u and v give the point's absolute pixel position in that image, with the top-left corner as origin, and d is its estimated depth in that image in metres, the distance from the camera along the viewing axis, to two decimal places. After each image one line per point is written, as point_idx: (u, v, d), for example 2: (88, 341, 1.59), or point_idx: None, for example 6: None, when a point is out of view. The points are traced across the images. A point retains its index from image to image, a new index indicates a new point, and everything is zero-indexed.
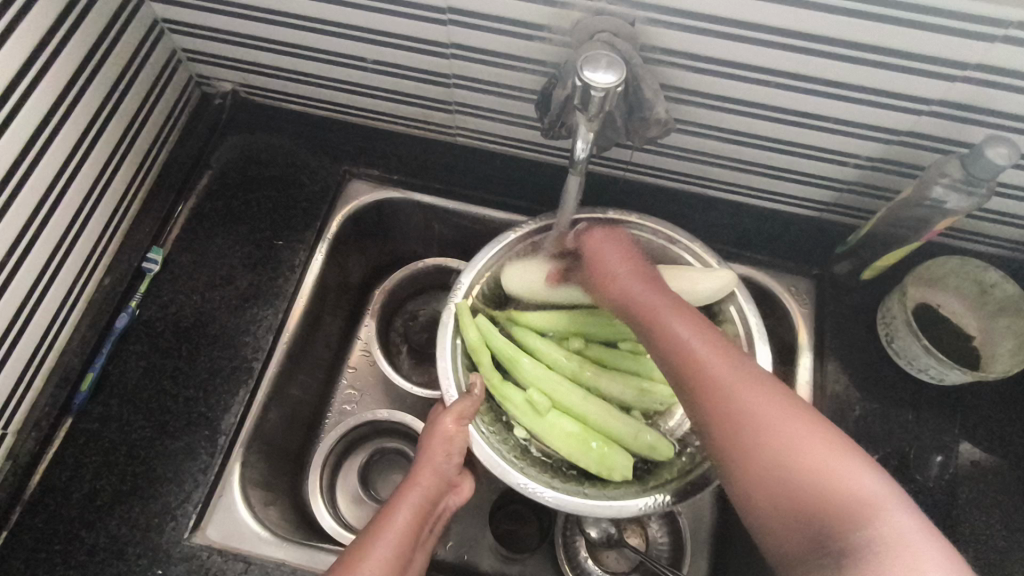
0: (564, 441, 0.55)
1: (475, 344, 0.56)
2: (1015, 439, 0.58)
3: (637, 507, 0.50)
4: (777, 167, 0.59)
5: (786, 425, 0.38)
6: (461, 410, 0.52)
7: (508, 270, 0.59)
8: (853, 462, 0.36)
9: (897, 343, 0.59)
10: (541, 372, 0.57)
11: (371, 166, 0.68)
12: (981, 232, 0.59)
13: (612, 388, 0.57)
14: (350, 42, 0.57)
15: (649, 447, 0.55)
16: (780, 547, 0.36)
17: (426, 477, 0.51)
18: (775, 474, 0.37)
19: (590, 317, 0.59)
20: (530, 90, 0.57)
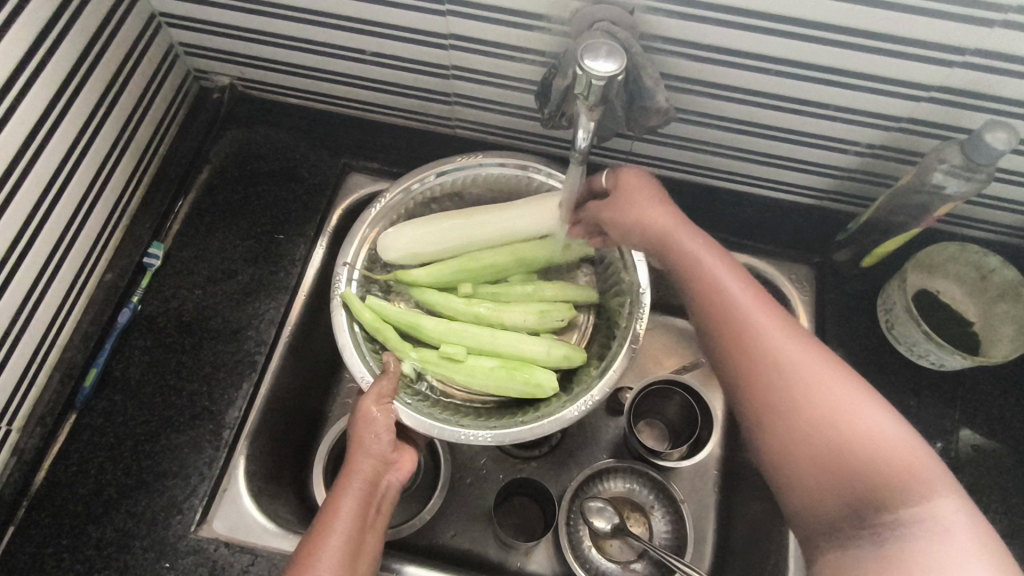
0: (489, 380, 0.56)
1: (372, 323, 0.56)
2: (1016, 423, 0.59)
3: (575, 414, 0.53)
4: (778, 156, 0.59)
5: (829, 392, 0.38)
6: (380, 390, 0.52)
7: (385, 244, 0.59)
8: (899, 433, 0.36)
9: (898, 330, 0.59)
10: (442, 324, 0.58)
11: (370, 159, 0.68)
12: (979, 219, 0.60)
13: (515, 318, 0.58)
14: (348, 34, 0.57)
15: (564, 357, 0.57)
16: (819, 521, 0.37)
17: (361, 463, 0.51)
18: (816, 444, 0.38)
19: (480, 256, 0.59)
20: (529, 81, 0.57)
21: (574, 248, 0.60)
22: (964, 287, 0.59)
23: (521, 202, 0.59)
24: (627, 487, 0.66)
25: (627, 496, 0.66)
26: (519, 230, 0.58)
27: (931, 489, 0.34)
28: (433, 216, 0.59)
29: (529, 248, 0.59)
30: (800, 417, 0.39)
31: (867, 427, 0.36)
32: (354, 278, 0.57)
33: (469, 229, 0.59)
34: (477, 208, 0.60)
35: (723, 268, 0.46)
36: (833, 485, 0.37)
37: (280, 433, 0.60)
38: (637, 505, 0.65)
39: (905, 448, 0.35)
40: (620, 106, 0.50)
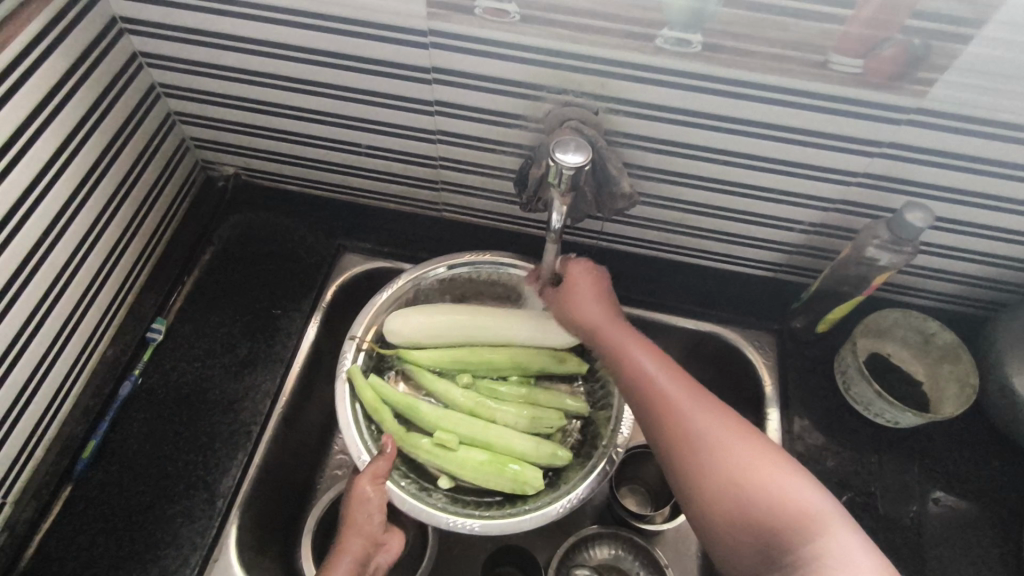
0: (475, 472, 0.58)
1: (373, 403, 0.60)
2: (972, 476, 0.63)
3: (558, 510, 0.56)
4: (734, 234, 0.65)
5: (743, 453, 0.45)
6: (376, 470, 0.56)
7: (388, 322, 0.63)
8: (791, 481, 0.43)
9: (854, 391, 0.64)
10: (439, 410, 0.61)
11: (362, 241, 0.74)
12: (916, 288, 0.66)
13: (506, 415, 0.61)
14: (345, 130, 0.64)
15: (551, 454, 0.60)
16: (735, 561, 0.43)
17: (351, 541, 0.54)
18: (731, 500, 0.44)
19: (477, 354, 0.63)
20: (509, 170, 0.64)
21: (568, 362, 0.64)
22: (911, 349, 0.65)
23: (524, 313, 0.64)
24: (613, 553, 0.67)
25: (613, 563, 0.67)
26: (520, 338, 0.63)
27: (806, 524, 0.41)
28: (437, 308, 0.64)
29: (524, 355, 0.63)
30: (725, 500, 0.44)
31: (753, 470, 0.44)
32: (358, 354, 0.62)
33: (470, 329, 0.63)
34: (482, 309, 0.64)
35: (641, 351, 0.53)
36: (748, 554, 0.43)
37: (271, 504, 0.62)
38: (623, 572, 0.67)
39: (793, 492, 0.43)
40: (590, 193, 0.57)
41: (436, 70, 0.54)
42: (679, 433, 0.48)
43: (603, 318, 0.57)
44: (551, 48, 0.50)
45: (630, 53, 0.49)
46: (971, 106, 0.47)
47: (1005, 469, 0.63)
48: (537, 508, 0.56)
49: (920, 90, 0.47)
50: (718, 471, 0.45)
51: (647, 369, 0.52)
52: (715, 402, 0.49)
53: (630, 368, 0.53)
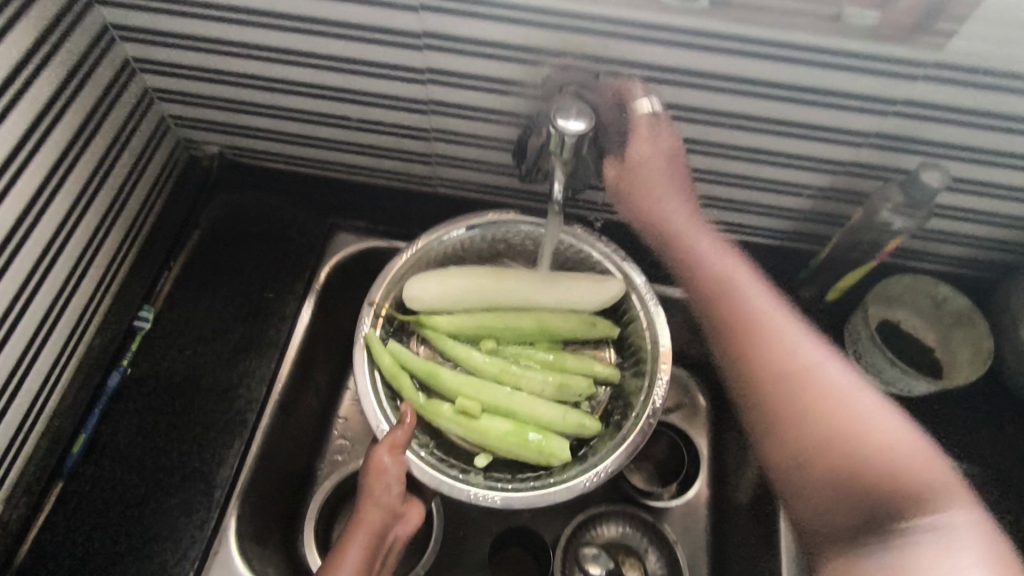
0: (500, 441, 0.57)
1: (391, 370, 0.59)
2: (984, 442, 0.62)
3: (585, 483, 0.55)
4: (741, 201, 0.63)
5: (851, 401, 0.44)
6: (394, 440, 0.54)
7: (408, 286, 0.61)
8: (904, 435, 0.41)
9: (867, 359, 0.62)
10: (460, 378, 0.60)
11: (355, 219, 0.71)
12: (926, 252, 0.64)
13: (532, 382, 0.60)
14: (333, 103, 0.61)
15: (578, 424, 0.58)
16: (815, 506, 0.42)
17: (369, 513, 0.52)
18: (831, 445, 0.43)
19: (501, 319, 0.61)
20: (506, 141, 0.61)
21: (599, 326, 0.61)
22: (922, 315, 0.63)
23: (552, 277, 0.61)
24: (619, 531, 0.66)
25: (621, 540, 0.66)
26: (548, 302, 0.60)
27: (924, 480, 0.39)
28: (459, 271, 0.61)
29: (552, 320, 0.61)
30: (820, 445, 0.43)
31: (863, 420, 0.42)
32: (376, 322, 0.61)
33: (496, 292, 0.60)
34: (506, 272, 0.61)
35: (743, 285, 0.52)
36: (837, 500, 0.41)
37: (271, 493, 0.60)
38: (631, 549, 0.66)
39: (907, 445, 0.41)
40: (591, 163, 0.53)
41: (427, 36, 0.51)
42: (775, 367, 0.47)
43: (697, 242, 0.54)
44: (548, 7, 0.47)
45: (632, 11, 0.46)
46: (993, 58, 0.45)
47: (1019, 435, 0.62)
48: (562, 480, 0.55)
49: (938, 42, 0.44)
50: (815, 415, 0.44)
51: (744, 305, 0.50)
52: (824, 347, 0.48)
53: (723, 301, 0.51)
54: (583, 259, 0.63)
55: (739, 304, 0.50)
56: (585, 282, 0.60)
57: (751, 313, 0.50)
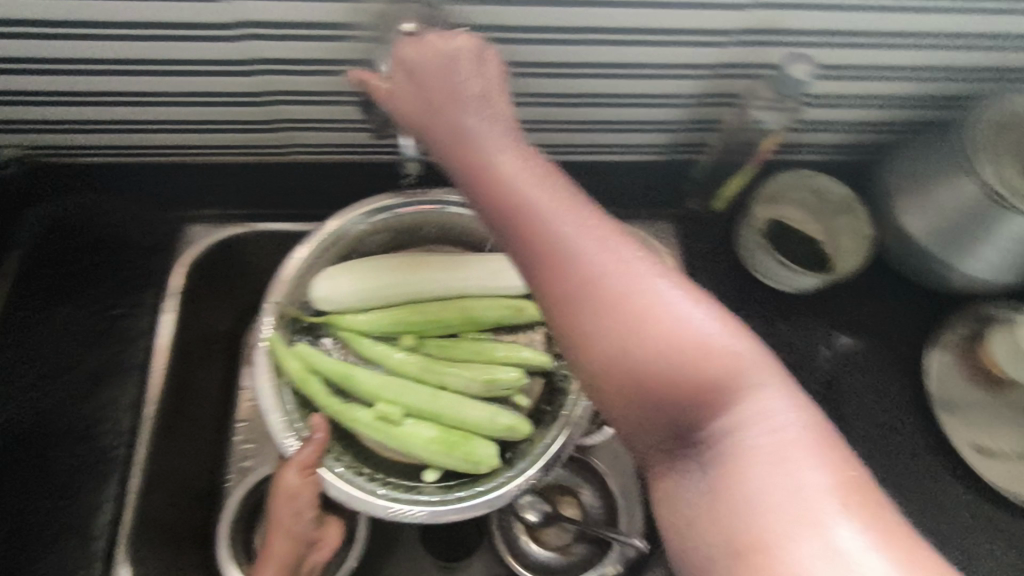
0: (422, 449, 0.55)
1: (301, 373, 0.56)
2: (872, 319, 0.64)
3: (515, 491, 0.53)
4: (617, 122, 0.60)
5: (663, 304, 0.33)
6: (302, 461, 0.52)
7: (316, 285, 0.58)
8: (720, 338, 0.33)
9: (753, 261, 0.63)
10: (380, 380, 0.57)
11: (209, 206, 0.65)
12: (803, 145, 0.64)
13: (458, 380, 0.58)
14: (139, 78, 0.51)
15: (507, 428, 0.56)
16: (642, 438, 0.34)
17: (278, 541, 0.53)
18: (651, 369, 0.32)
19: (418, 314, 0.59)
20: (352, 93, 0.54)
21: (525, 312, 0.60)
22: (808, 210, 0.64)
23: (471, 262, 0.60)
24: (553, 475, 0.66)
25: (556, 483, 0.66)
26: (468, 289, 0.60)
27: (743, 389, 0.32)
28: (370, 264, 0.59)
29: (475, 308, 0.60)
30: (623, 367, 0.33)
31: (680, 332, 0.32)
32: (279, 324, 0.57)
33: (412, 284, 0.59)
34: (422, 264, 0.60)
35: (511, 162, 0.37)
36: (661, 429, 0.34)
37: (172, 520, 0.57)
38: (565, 488, 0.66)
39: (721, 349, 0.32)
40: None
41: None
42: (565, 282, 0.34)
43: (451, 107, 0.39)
44: None
45: None
46: None
47: (901, 309, 0.64)
48: (488, 490, 0.53)
49: None
50: (618, 331, 0.33)
51: (509, 183, 0.36)
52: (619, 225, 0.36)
53: (492, 183, 0.36)
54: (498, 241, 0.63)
55: (530, 209, 0.35)
56: (507, 267, 0.60)
57: (525, 195, 0.36)
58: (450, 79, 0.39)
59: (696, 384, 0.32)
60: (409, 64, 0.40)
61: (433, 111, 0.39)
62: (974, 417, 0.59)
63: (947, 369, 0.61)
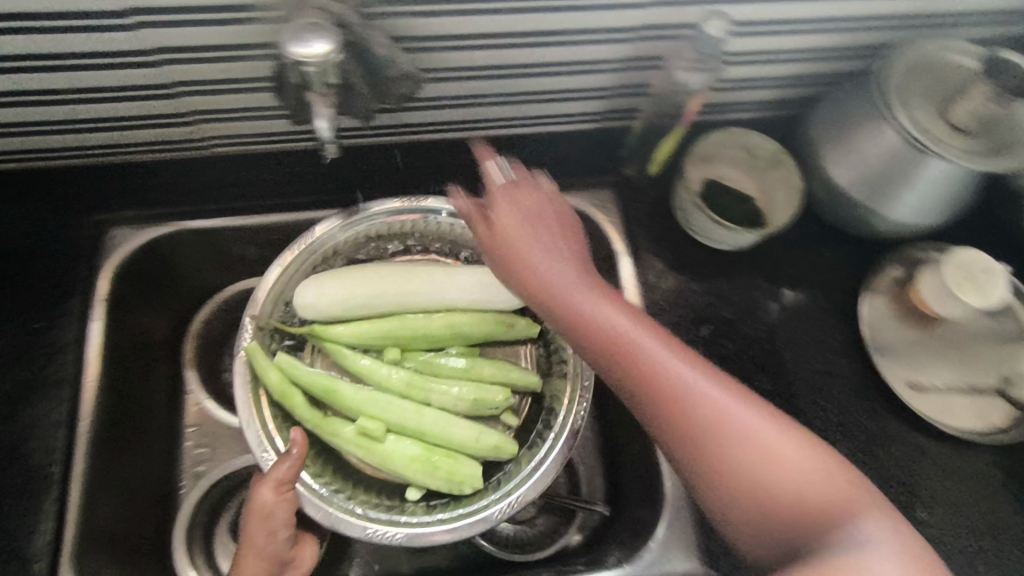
0: (404, 468, 0.54)
1: (279, 385, 0.54)
2: (809, 270, 0.66)
3: (498, 517, 0.52)
4: (545, 92, 0.59)
5: (736, 409, 0.41)
6: (279, 476, 0.49)
7: (301, 292, 0.57)
8: (793, 437, 0.41)
9: (694, 223, 0.63)
10: (365, 396, 0.56)
11: (127, 207, 0.62)
12: (733, 103, 0.64)
13: (444, 396, 0.57)
14: (26, 76, 0.48)
15: (494, 448, 0.55)
16: (754, 547, 0.40)
17: (251, 565, 0.49)
18: (736, 457, 0.40)
19: (401, 329, 0.58)
20: (265, 79, 0.52)
21: (516, 328, 0.59)
22: (740, 167, 0.65)
23: (460, 271, 0.59)
24: None
25: None
26: (455, 303, 0.58)
27: (837, 508, 0.38)
28: (358, 271, 0.58)
29: (464, 323, 0.59)
30: (707, 448, 0.41)
31: (753, 442, 0.40)
32: (260, 330, 0.56)
33: (398, 296, 0.58)
34: (410, 273, 0.58)
35: (603, 304, 0.46)
36: (773, 534, 0.39)
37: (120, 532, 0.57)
38: None
39: (803, 464, 0.40)
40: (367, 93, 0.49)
41: None
42: (656, 380, 0.42)
43: (524, 241, 0.50)
44: None
45: None
46: None
47: (836, 256, 0.66)
48: (473, 513, 0.53)
49: None
50: (705, 428, 0.41)
51: (586, 306, 0.46)
52: (705, 362, 0.44)
53: (564, 304, 0.47)
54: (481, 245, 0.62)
55: (665, 355, 0.43)
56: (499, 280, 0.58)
57: (615, 330, 0.45)
58: (534, 223, 0.50)
59: (797, 513, 0.39)
60: (498, 227, 0.51)
61: (556, 288, 0.47)
62: (907, 356, 0.62)
63: (881, 313, 0.63)
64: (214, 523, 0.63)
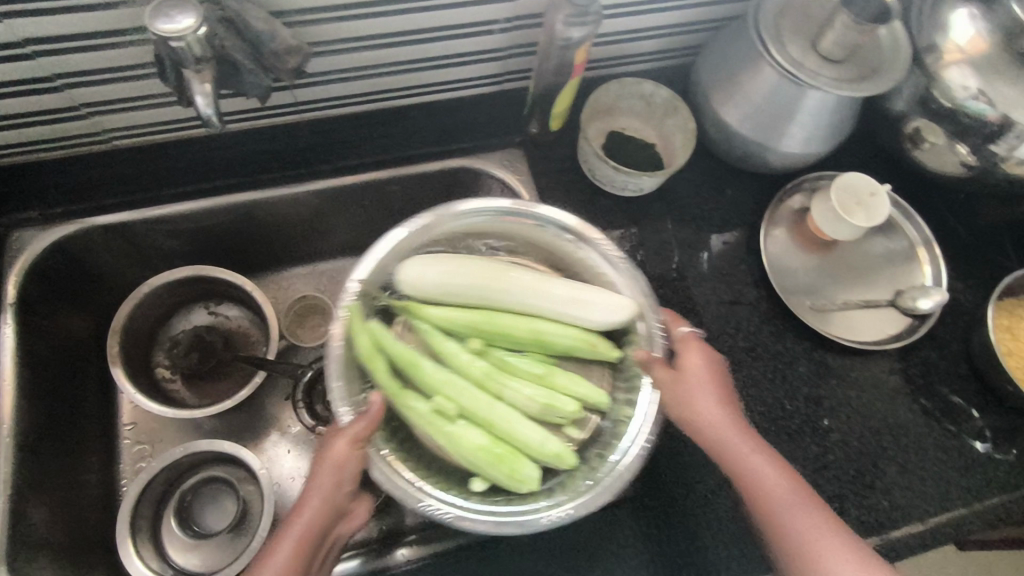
0: (468, 453, 0.53)
1: (368, 351, 0.53)
2: (716, 210, 0.68)
3: (544, 523, 0.50)
4: (439, 57, 0.60)
5: None
6: (355, 433, 0.48)
7: (408, 266, 0.56)
8: None
9: (598, 173, 0.65)
10: (444, 377, 0.56)
11: (28, 208, 0.60)
12: (623, 54, 0.67)
13: (517, 395, 0.56)
14: None
15: (555, 455, 0.54)
16: None
17: (314, 504, 0.47)
18: None
19: (485, 321, 0.58)
20: (148, 65, 0.52)
21: (598, 347, 0.58)
22: (640, 117, 0.67)
23: (559, 285, 0.57)
24: None
25: None
26: (550, 312, 0.57)
27: None
28: (462, 260, 0.57)
29: (552, 331, 0.57)
30: None
31: None
32: (358, 296, 0.53)
33: (492, 294, 0.57)
34: (508, 273, 0.57)
35: (758, 456, 0.48)
36: None
37: (60, 533, 0.58)
38: None
39: None
40: (257, 70, 0.50)
41: None
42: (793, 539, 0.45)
43: (687, 377, 0.51)
44: None
45: None
46: None
47: (739, 196, 0.69)
48: (524, 512, 0.51)
49: None
50: None
51: (747, 462, 0.48)
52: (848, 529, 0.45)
53: (737, 468, 0.48)
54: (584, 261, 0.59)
55: (789, 508, 0.46)
56: (597, 301, 0.56)
57: (772, 489, 0.47)
58: (718, 382, 0.51)
59: None
60: (686, 371, 0.52)
61: (727, 433, 0.49)
62: (806, 281, 0.66)
63: (781, 242, 0.67)
64: (159, 515, 0.64)
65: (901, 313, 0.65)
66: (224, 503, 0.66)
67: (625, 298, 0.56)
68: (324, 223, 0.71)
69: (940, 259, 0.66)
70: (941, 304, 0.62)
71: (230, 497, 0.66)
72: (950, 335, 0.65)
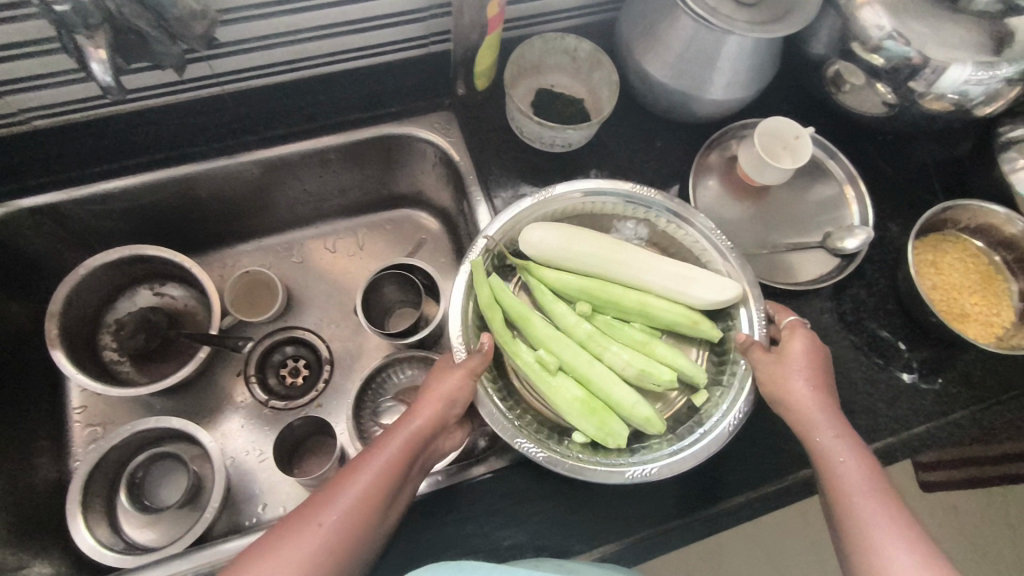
0: (563, 402, 0.54)
1: (488, 302, 0.56)
2: (649, 162, 0.69)
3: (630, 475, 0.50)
4: (357, 20, 0.60)
5: None
6: (472, 366, 0.51)
7: (530, 229, 0.58)
8: None
9: (524, 129, 0.65)
10: (553, 334, 0.57)
11: None
12: (544, 11, 0.67)
13: (617, 358, 0.57)
14: None
15: (645, 419, 0.54)
16: None
17: (424, 414, 0.50)
18: None
19: (593, 288, 0.59)
20: (55, 38, 0.52)
21: (700, 326, 0.57)
22: (568, 72, 0.68)
23: (669, 262, 0.58)
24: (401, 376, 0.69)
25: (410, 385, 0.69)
26: (658, 285, 0.58)
27: None
28: (581, 229, 0.59)
29: (655, 305, 0.58)
30: None
31: None
32: (484, 250, 0.57)
33: (605, 264, 0.58)
34: (622, 243, 0.58)
35: (843, 447, 0.47)
36: None
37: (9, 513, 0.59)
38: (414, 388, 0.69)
39: None
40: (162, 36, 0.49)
41: None
42: (855, 530, 0.44)
43: (785, 361, 0.51)
44: None
45: None
46: None
47: (669, 148, 0.70)
48: (609, 462, 0.51)
49: None
50: None
51: (829, 453, 0.47)
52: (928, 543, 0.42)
53: (819, 456, 0.48)
54: (693, 243, 0.59)
55: (856, 499, 0.45)
56: (701, 276, 0.56)
57: (848, 483, 0.45)
58: (814, 371, 0.50)
59: None
60: (787, 355, 0.51)
61: (813, 415, 0.48)
62: (735, 227, 0.67)
63: (712, 191, 0.68)
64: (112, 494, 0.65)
65: (832, 254, 0.66)
66: (178, 479, 0.68)
67: (728, 279, 0.56)
68: (261, 197, 0.71)
69: (865, 196, 0.67)
70: (867, 243, 0.64)
71: (184, 474, 0.68)
72: (878, 272, 0.67)
